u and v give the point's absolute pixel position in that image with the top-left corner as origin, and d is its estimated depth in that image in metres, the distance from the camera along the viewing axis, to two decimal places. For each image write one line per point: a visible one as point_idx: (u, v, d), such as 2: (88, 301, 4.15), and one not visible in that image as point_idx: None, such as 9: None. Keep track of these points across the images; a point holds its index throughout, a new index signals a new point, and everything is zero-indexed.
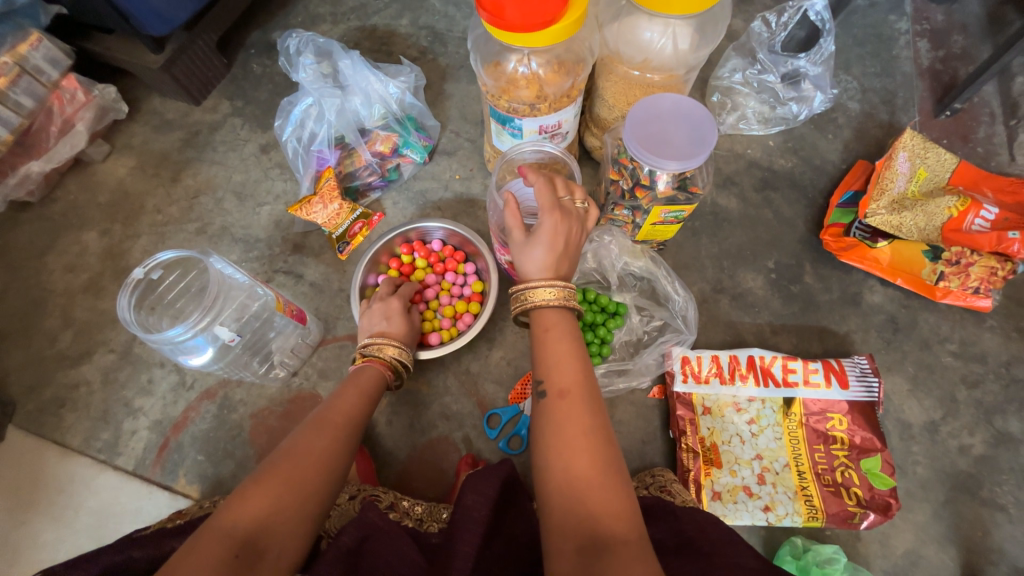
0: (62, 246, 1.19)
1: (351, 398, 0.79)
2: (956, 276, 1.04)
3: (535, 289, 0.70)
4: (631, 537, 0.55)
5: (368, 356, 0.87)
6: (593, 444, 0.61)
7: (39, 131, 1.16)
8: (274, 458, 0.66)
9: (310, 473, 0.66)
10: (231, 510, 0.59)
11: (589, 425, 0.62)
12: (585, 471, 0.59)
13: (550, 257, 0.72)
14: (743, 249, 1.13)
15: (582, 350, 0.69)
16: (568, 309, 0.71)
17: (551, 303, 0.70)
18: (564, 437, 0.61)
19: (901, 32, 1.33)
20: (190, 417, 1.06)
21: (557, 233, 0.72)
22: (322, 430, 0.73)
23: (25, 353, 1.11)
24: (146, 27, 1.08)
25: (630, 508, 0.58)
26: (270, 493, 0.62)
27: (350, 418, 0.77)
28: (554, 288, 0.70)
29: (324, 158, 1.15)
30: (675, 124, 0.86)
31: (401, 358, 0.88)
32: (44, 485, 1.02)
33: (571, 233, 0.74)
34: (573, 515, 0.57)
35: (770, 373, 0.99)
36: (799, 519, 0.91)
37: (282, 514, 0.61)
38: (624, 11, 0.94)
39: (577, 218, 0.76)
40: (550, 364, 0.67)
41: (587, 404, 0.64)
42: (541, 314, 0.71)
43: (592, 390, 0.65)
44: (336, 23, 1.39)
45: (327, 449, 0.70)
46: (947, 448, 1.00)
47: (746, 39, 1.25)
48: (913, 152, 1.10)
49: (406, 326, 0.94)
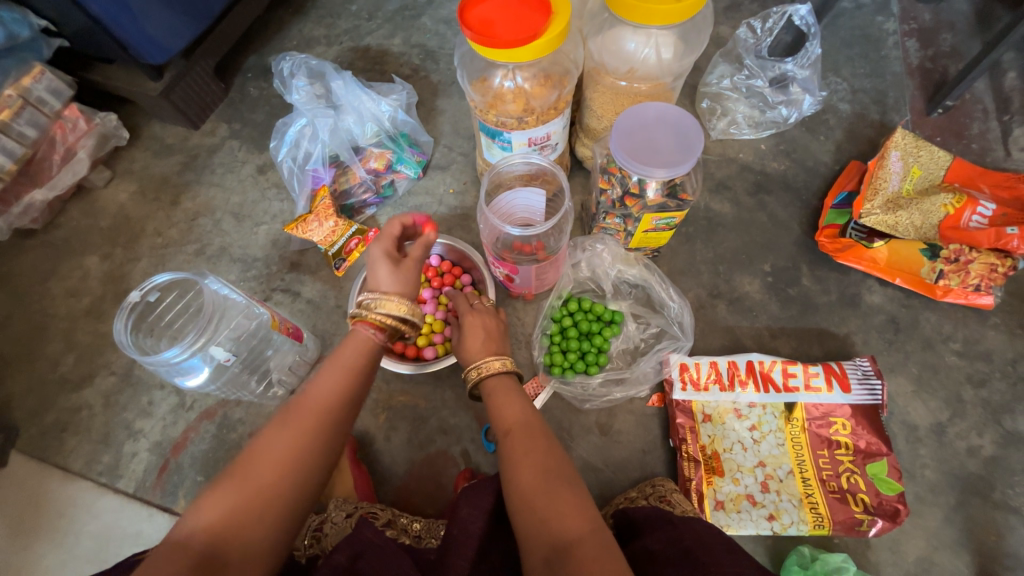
0: (65, 271, 1.21)
1: (331, 377, 0.69)
2: (956, 274, 1.03)
3: (479, 367, 0.83)
4: (585, 533, 0.59)
5: (355, 319, 0.74)
6: (540, 461, 0.68)
7: (43, 160, 1.19)
8: (236, 460, 0.62)
9: (270, 476, 0.60)
10: (190, 519, 0.57)
11: (535, 450, 0.70)
12: (534, 483, 0.66)
13: (481, 343, 0.86)
14: (738, 253, 1.13)
15: (522, 396, 0.80)
16: (505, 374, 0.82)
17: (493, 372, 0.82)
18: (515, 462, 0.69)
19: (889, 32, 1.34)
20: (190, 438, 1.06)
21: (477, 328, 0.88)
22: (292, 419, 0.65)
23: (28, 379, 1.12)
24: (144, 56, 1.11)
25: (584, 509, 0.62)
26: (224, 504, 0.58)
27: (325, 403, 0.67)
28: (494, 360, 0.83)
29: (319, 177, 1.17)
30: (660, 132, 0.86)
31: (394, 311, 0.74)
32: (46, 509, 1.02)
33: (487, 323, 0.90)
34: (533, 529, 0.62)
35: (771, 379, 0.98)
36: (805, 527, 0.90)
37: (244, 521, 0.58)
38: (606, 24, 0.95)
39: (488, 311, 0.92)
40: (496, 412, 0.78)
41: (530, 433, 0.73)
42: (487, 383, 0.82)
43: (533, 421, 0.75)
44: (330, 44, 1.42)
45: (295, 447, 0.63)
46: (956, 450, 0.98)
47: (733, 45, 1.27)
48: (906, 151, 1.10)
49: (393, 272, 0.77)
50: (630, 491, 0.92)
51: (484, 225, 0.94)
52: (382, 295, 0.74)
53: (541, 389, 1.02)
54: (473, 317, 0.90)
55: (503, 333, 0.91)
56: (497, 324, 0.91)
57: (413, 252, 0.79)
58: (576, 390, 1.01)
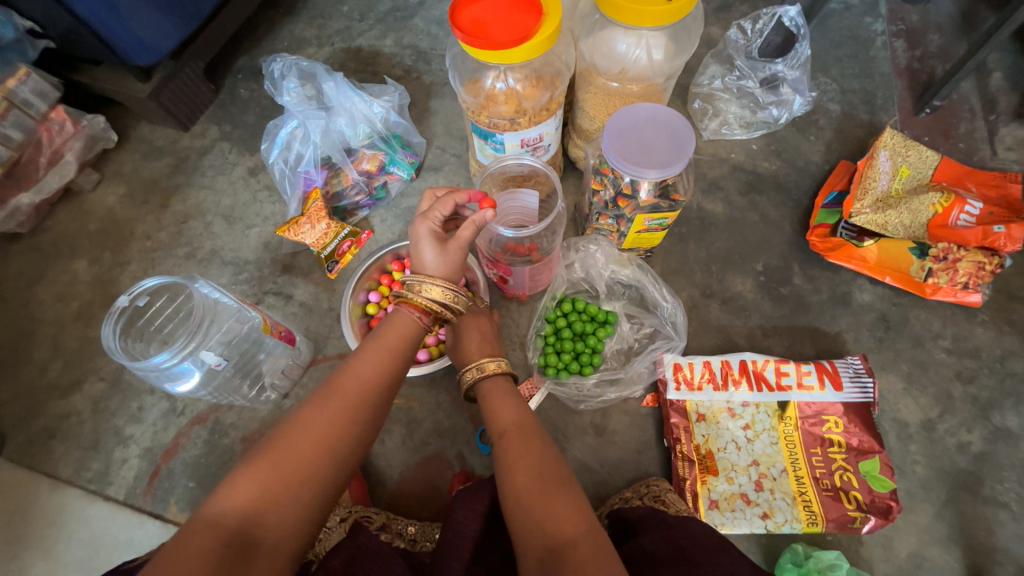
0: (53, 275, 1.19)
1: (370, 361, 0.70)
2: (945, 272, 1.04)
3: (477, 367, 0.82)
4: (581, 534, 0.59)
5: (400, 300, 0.75)
6: (536, 463, 0.68)
7: (28, 163, 1.17)
8: (272, 436, 0.61)
9: (308, 453, 0.60)
10: (224, 495, 0.56)
11: (532, 451, 0.70)
12: (529, 486, 0.65)
13: (478, 346, 0.86)
14: (730, 252, 1.14)
15: (517, 399, 0.80)
16: (500, 377, 0.82)
17: (489, 375, 0.81)
18: (510, 464, 0.69)
19: (877, 33, 1.35)
20: (181, 443, 1.05)
21: (473, 330, 0.88)
22: (330, 400, 0.66)
23: (15, 385, 1.10)
24: (132, 58, 1.09)
25: (579, 511, 0.62)
26: (261, 479, 0.57)
27: (365, 386, 0.68)
28: (491, 361, 0.82)
29: (311, 179, 1.17)
30: (651, 133, 0.86)
31: (439, 298, 0.72)
32: (35, 518, 1.01)
33: (482, 325, 0.89)
34: (528, 530, 0.61)
35: (763, 378, 0.99)
36: (798, 525, 0.90)
37: (277, 499, 0.57)
38: (597, 25, 0.96)
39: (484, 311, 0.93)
40: (492, 414, 0.78)
41: (524, 436, 0.72)
42: (483, 386, 0.82)
43: (529, 424, 0.75)
44: (322, 45, 1.41)
45: (333, 427, 0.64)
46: (946, 446, 0.99)
47: (723, 46, 1.28)
48: (895, 151, 1.11)
49: (438, 254, 0.74)
50: (626, 491, 0.92)
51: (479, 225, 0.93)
52: (426, 279, 0.72)
53: (535, 391, 1.03)
54: (471, 317, 0.90)
55: (498, 335, 0.91)
56: (491, 326, 0.91)
57: (461, 234, 0.74)
58: (570, 391, 1.01)
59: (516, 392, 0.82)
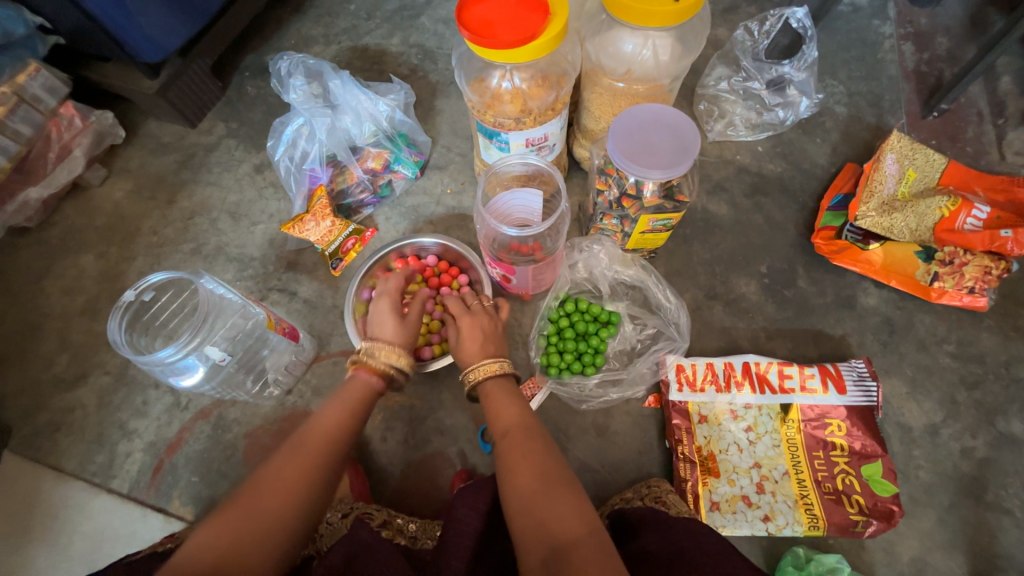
0: (60, 270, 1.20)
1: (337, 413, 0.72)
2: (951, 276, 1.03)
3: (479, 369, 0.81)
4: (584, 536, 0.59)
5: (358, 364, 0.78)
6: (538, 463, 0.68)
7: (37, 157, 1.18)
8: (239, 489, 0.62)
9: (281, 499, 0.62)
10: (198, 542, 0.57)
11: (533, 452, 0.70)
12: (532, 486, 0.65)
13: (480, 347, 0.86)
14: (734, 254, 1.13)
15: (519, 398, 0.80)
16: (502, 376, 0.82)
17: (492, 374, 0.81)
18: (512, 465, 0.69)
19: (885, 36, 1.35)
20: (185, 438, 1.06)
21: (475, 331, 0.87)
22: (301, 450, 0.67)
23: (22, 378, 1.11)
24: (140, 54, 1.10)
25: (582, 512, 0.62)
26: (233, 524, 0.58)
27: (334, 434, 0.70)
28: (494, 363, 0.82)
29: (317, 176, 1.17)
30: (657, 133, 0.86)
31: (394, 363, 0.78)
32: (39, 509, 1.02)
33: (484, 324, 0.89)
34: (531, 531, 0.61)
35: (766, 380, 0.98)
36: (800, 528, 0.90)
37: (249, 545, 0.58)
38: (604, 25, 0.95)
39: (489, 312, 0.92)
40: (493, 413, 0.78)
41: (527, 435, 0.73)
42: (483, 385, 0.82)
43: (530, 424, 0.75)
44: (328, 44, 1.42)
45: (305, 473, 0.65)
46: (949, 451, 0.98)
47: (730, 47, 1.28)
48: (901, 154, 1.10)
49: (396, 322, 0.81)
50: (627, 491, 0.92)
51: (481, 218, 0.93)
52: (382, 344, 0.78)
53: (537, 390, 1.02)
54: (472, 318, 0.89)
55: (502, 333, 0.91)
56: (495, 323, 0.90)
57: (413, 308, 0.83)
58: (572, 391, 1.01)
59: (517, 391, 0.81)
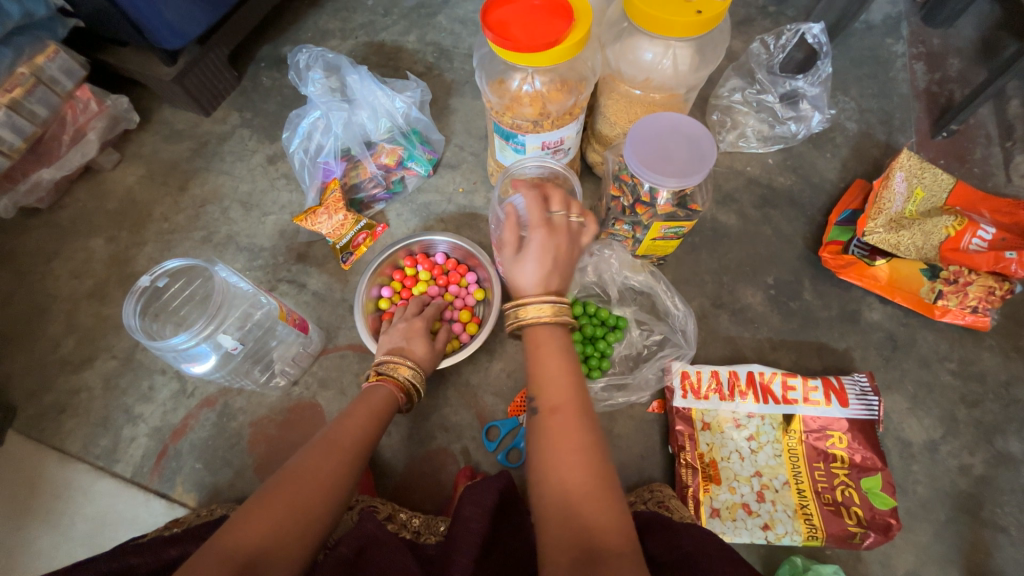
0: (69, 252, 1.21)
1: (361, 419, 0.77)
2: (954, 295, 1.04)
3: (527, 307, 0.69)
4: (624, 548, 0.54)
5: (382, 376, 0.84)
6: (587, 459, 0.60)
7: (52, 139, 1.18)
8: (275, 482, 0.63)
9: (318, 493, 0.64)
10: (235, 531, 0.57)
11: (583, 442, 0.61)
12: (578, 482, 0.58)
13: (544, 270, 0.70)
14: (742, 265, 1.15)
15: (573, 367, 0.68)
16: (559, 326, 0.69)
17: (544, 320, 0.69)
18: (558, 451, 0.61)
19: (897, 55, 1.36)
20: (190, 425, 1.06)
21: (549, 249, 0.71)
22: (330, 452, 0.70)
23: (28, 358, 1.12)
24: (160, 41, 1.11)
25: (623, 522, 0.57)
26: (272, 516, 0.59)
27: (359, 440, 0.74)
28: (546, 303, 0.69)
29: (330, 170, 1.17)
30: (675, 142, 0.87)
31: (415, 381, 0.86)
32: (42, 491, 1.02)
33: (561, 248, 0.72)
34: (567, 529, 0.56)
35: (770, 391, 0.99)
36: (799, 537, 0.91)
37: (286, 537, 0.59)
38: (625, 33, 0.97)
39: (570, 233, 0.73)
40: (541, 380, 0.66)
41: (579, 420, 0.63)
42: (534, 331, 0.70)
43: (583, 403, 0.64)
44: (345, 38, 1.43)
45: (336, 472, 0.68)
46: (947, 467, 1.00)
47: (746, 59, 1.29)
48: (910, 172, 1.12)
49: (427, 346, 0.92)
50: (628, 495, 0.94)
51: (496, 214, 0.94)
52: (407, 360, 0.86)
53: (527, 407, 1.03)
54: (548, 232, 0.71)
55: (572, 267, 0.74)
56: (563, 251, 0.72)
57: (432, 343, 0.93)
58: None
59: (570, 351, 0.69)
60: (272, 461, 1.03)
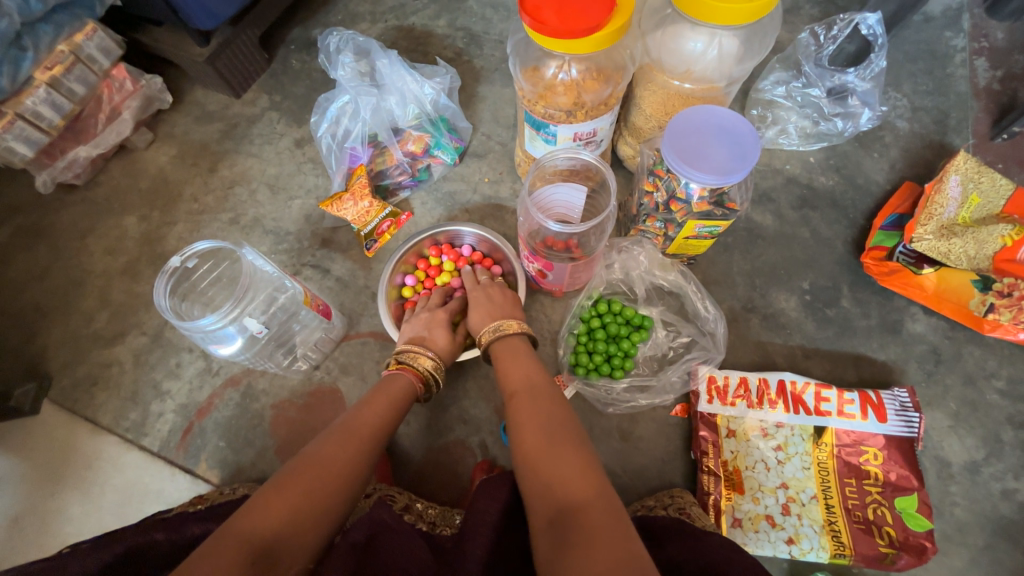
0: (104, 229, 1.23)
1: (379, 408, 0.76)
2: (1008, 309, 0.96)
3: (485, 332, 0.85)
4: (588, 495, 0.55)
5: (401, 365, 0.84)
6: (544, 425, 0.66)
7: (89, 117, 1.20)
8: (292, 465, 0.63)
9: (333, 481, 0.63)
10: (251, 515, 0.56)
11: (540, 413, 0.69)
12: (538, 445, 0.64)
13: (487, 315, 0.89)
14: (777, 267, 1.10)
15: (531, 361, 0.80)
16: (514, 335, 0.84)
17: (500, 334, 0.84)
18: (521, 425, 0.68)
19: (957, 49, 1.27)
20: (214, 404, 1.08)
21: (483, 300, 0.91)
22: (347, 440, 0.69)
23: (63, 331, 1.15)
24: (193, 21, 1.11)
25: (590, 474, 0.58)
26: (289, 501, 0.59)
27: (376, 429, 0.73)
28: (504, 321, 0.85)
29: (356, 156, 1.16)
30: (713, 140, 0.83)
31: (434, 371, 0.86)
32: (75, 459, 1.06)
33: (493, 294, 0.92)
34: (537, 492, 0.59)
35: (802, 401, 0.96)
36: (824, 554, 0.88)
37: (301, 524, 0.58)
38: (668, 20, 0.92)
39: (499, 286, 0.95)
40: (504, 378, 0.79)
41: (534, 396, 0.72)
42: (497, 347, 0.84)
43: (537, 388, 0.74)
44: (374, 22, 1.41)
45: (352, 460, 0.67)
46: (988, 490, 0.95)
47: (792, 51, 1.22)
48: (967, 176, 1.04)
49: (448, 337, 0.91)
50: (646, 499, 0.91)
51: (523, 204, 0.91)
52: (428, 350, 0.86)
53: None
54: (480, 289, 0.94)
55: (514, 304, 0.93)
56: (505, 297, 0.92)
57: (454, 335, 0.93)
58: (599, 392, 0.99)
59: (526, 353, 0.82)
60: (292, 443, 1.04)
